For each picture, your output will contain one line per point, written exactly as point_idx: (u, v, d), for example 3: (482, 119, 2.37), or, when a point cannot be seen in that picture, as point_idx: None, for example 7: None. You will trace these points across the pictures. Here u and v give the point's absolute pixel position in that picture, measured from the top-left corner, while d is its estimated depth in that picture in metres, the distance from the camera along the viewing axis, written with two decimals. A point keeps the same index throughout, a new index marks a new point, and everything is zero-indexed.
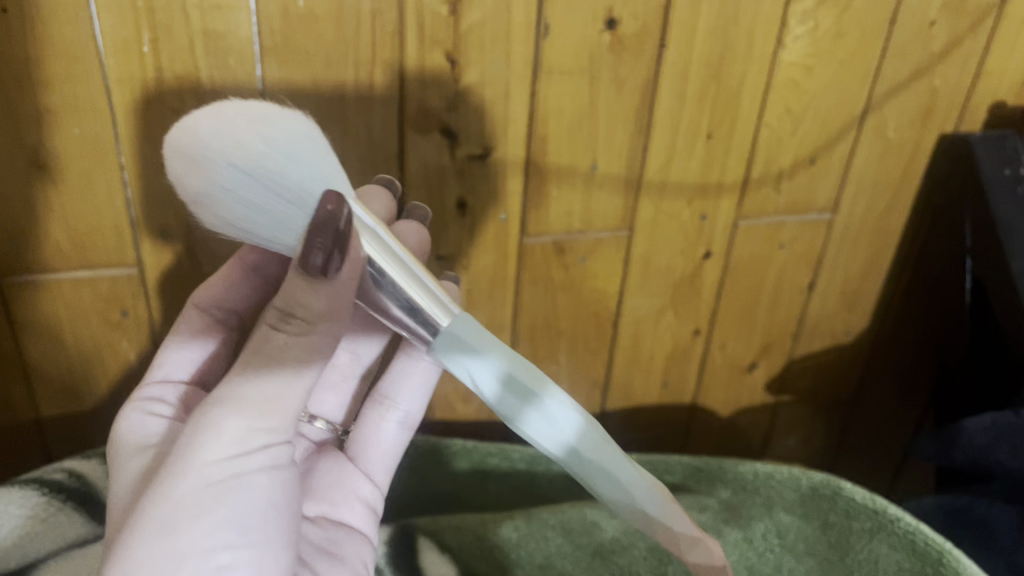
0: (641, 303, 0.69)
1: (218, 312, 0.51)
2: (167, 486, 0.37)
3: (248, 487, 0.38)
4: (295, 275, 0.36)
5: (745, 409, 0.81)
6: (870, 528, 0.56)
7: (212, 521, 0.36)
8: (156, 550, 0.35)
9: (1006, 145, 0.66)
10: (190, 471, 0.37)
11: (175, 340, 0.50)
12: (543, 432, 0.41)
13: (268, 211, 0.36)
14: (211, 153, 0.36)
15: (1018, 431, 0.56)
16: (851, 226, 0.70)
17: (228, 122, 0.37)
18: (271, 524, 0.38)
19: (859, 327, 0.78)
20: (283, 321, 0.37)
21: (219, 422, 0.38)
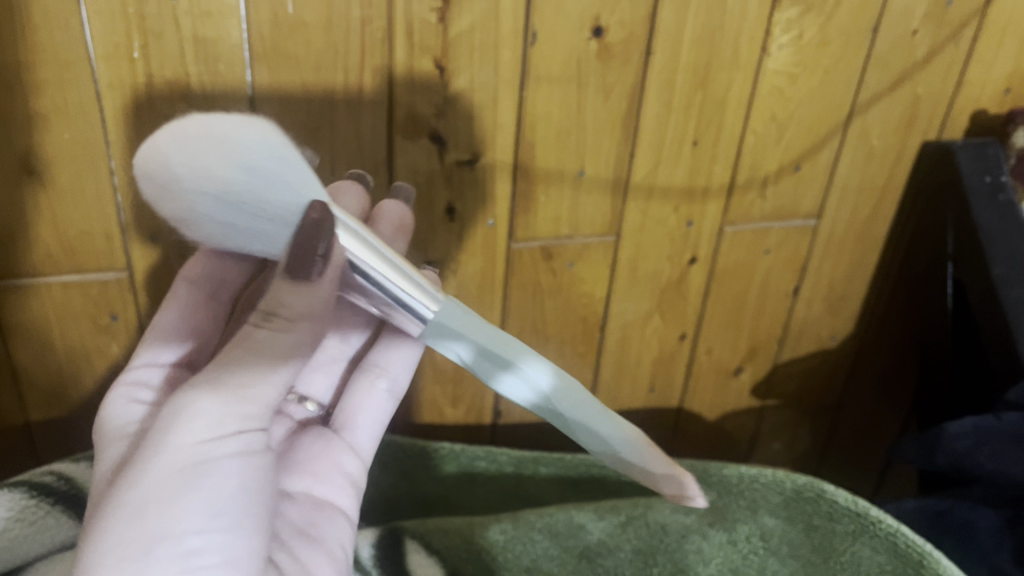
0: (628, 307, 0.70)
1: (209, 283, 0.51)
2: (143, 465, 0.37)
3: (220, 469, 0.38)
4: (282, 279, 0.38)
5: (732, 413, 0.82)
6: (853, 530, 0.57)
7: (189, 500, 0.37)
8: (127, 532, 0.35)
9: (988, 152, 0.67)
10: (164, 453, 0.37)
11: (162, 318, 0.50)
12: (519, 392, 0.43)
13: (256, 231, 0.38)
14: (181, 183, 0.37)
15: (997, 435, 0.56)
16: (835, 232, 0.71)
17: (188, 146, 0.36)
18: (242, 509, 0.39)
19: (844, 332, 0.79)
20: (265, 320, 0.39)
21: (195, 403, 0.38)
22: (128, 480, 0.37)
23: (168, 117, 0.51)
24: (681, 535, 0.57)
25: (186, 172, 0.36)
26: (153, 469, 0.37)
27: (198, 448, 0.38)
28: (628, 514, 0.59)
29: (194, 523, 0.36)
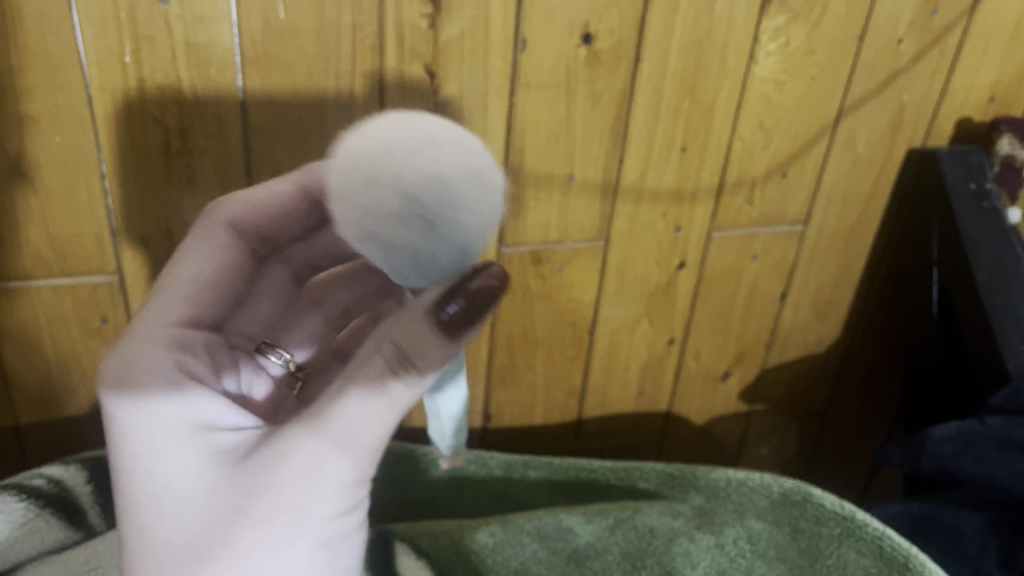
0: (617, 312, 0.70)
1: (246, 231, 0.48)
2: (283, 541, 0.36)
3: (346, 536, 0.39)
4: (426, 325, 0.38)
5: (720, 418, 0.82)
6: (839, 533, 0.57)
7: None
8: None
9: (971, 160, 0.68)
10: (306, 527, 0.36)
11: (191, 263, 0.45)
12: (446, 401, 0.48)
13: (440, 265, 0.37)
14: (410, 202, 0.34)
15: (982, 439, 0.57)
16: (822, 238, 0.72)
17: (420, 161, 0.34)
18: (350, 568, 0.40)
19: (831, 337, 0.80)
20: (401, 363, 0.37)
21: (335, 471, 0.37)
22: (259, 549, 0.36)
23: (159, 121, 0.52)
24: (668, 538, 0.58)
25: (433, 197, 0.34)
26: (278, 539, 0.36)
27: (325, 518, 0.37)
28: (616, 517, 0.60)
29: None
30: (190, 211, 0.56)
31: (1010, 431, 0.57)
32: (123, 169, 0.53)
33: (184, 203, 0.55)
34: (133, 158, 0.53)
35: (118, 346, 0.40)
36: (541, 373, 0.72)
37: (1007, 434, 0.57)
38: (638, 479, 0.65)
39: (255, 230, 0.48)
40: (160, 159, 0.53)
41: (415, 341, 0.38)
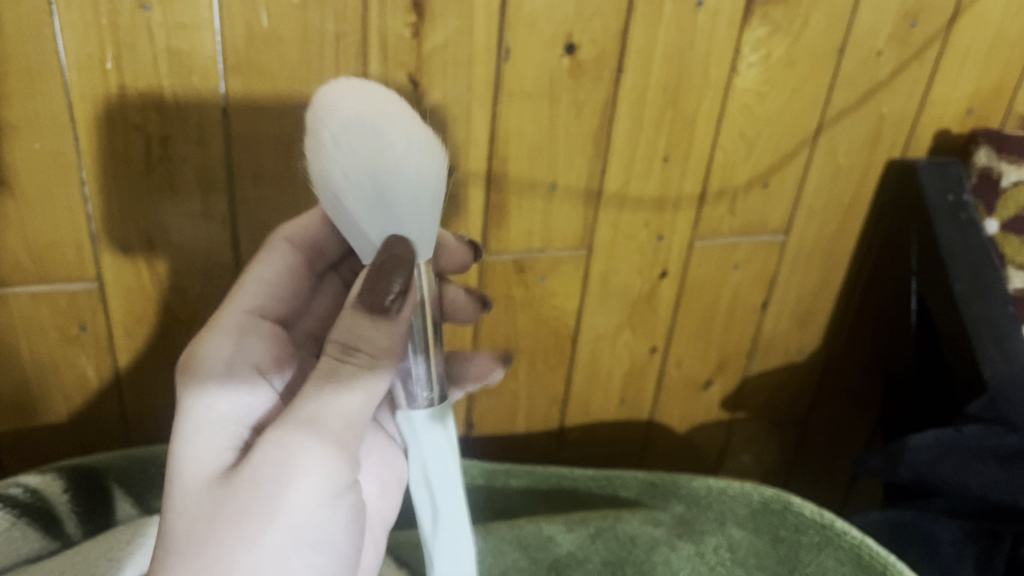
0: (599, 320, 0.71)
1: (307, 248, 0.52)
2: (256, 531, 0.37)
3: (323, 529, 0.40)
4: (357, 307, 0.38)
5: (701, 426, 0.83)
6: (818, 542, 0.57)
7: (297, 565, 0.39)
8: None
9: (950, 171, 0.69)
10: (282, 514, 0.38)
11: (259, 272, 0.50)
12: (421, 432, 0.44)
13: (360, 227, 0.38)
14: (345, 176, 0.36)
15: (958, 448, 0.58)
16: (803, 247, 0.73)
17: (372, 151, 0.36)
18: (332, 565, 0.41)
19: (811, 346, 0.80)
20: (349, 354, 0.38)
21: (310, 462, 0.38)
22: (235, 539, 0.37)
23: (140, 127, 0.51)
24: (649, 547, 0.59)
25: (371, 189, 0.36)
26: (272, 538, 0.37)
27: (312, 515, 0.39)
28: (597, 526, 0.60)
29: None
30: (171, 218, 0.55)
31: (986, 440, 0.57)
32: (103, 175, 0.53)
33: (165, 211, 0.55)
34: (114, 164, 0.52)
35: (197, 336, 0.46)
36: (524, 381, 0.72)
37: (984, 443, 0.57)
38: (620, 487, 0.65)
39: (310, 245, 0.52)
40: (141, 166, 0.53)
41: (354, 330, 0.38)
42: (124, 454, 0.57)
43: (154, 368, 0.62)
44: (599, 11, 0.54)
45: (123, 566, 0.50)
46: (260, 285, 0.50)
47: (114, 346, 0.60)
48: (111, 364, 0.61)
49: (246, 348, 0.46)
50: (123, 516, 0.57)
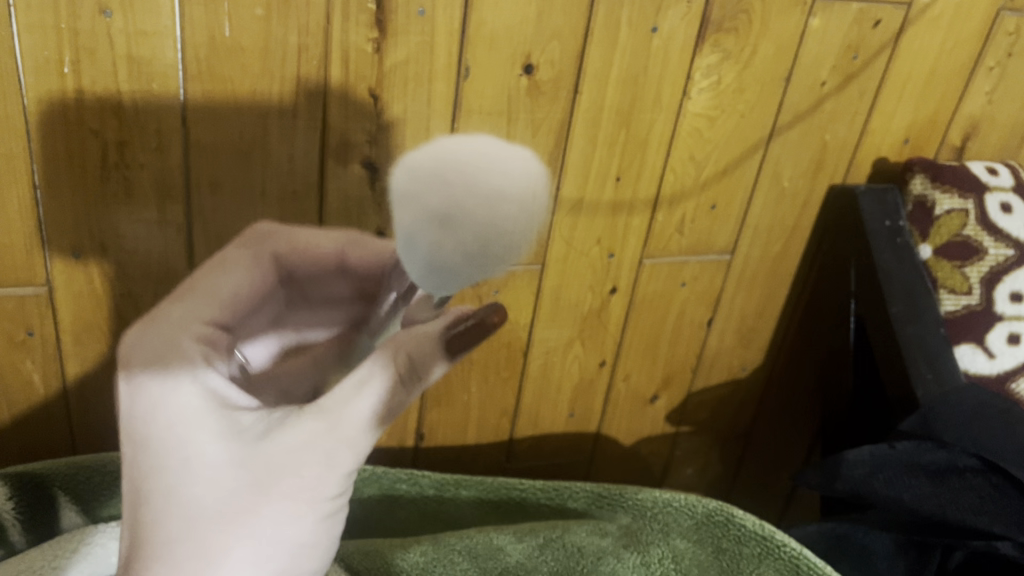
0: (550, 334, 0.72)
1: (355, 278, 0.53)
2: (300, 519, 0.39)
3: (333, 507, 0.41)
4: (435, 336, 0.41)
5: (646, 440, 0.84)
6: (758, 553, 0.58)
7: (305, 537, 0.40)
8: (292, 534, 0.39)
9: (887, 199, 0.72)
10: (323, 489, 0.39)
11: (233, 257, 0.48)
12: None
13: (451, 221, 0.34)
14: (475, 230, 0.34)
15: (891, 461, 0.61)
16: (747, 266, 0.75)
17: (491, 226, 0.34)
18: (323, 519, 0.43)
19: (754, 364, 0.83)
20: (410, 379, 0.40)
21: (345, 468, 0.40)
22: (278, 498, 0.38)
23: (97, 133, 0.51)
24: (596, 557, 0.58)
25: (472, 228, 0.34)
26: (273, 548, 0.39)
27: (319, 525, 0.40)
28: (546, 536, 0.59)
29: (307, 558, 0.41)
30: (126, 225, 0.55)
31: (919, 455, 0.60)
32: (56, 179, 0.52)
33: (119, 216, 0.55)
34: (67, 168, 0.52)
35: (162, 318, 0.42)
36: (474, 393, 0.73)
37: (916, 458, 0.60)
38: (568, 498, 0.65)
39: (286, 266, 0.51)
40: (96, 170, 0.53)
41: (427, 360, 0.41)
42: (69, 461, 0.55)
43: (105, 376, 0.61)
44: (557, 33, 0.56)
45: (64, 570, 0.50)
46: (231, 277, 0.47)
47: (62, 352, 0.59)
48: (60, 371, 0.60)
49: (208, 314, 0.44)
50: (68, 524, 0.56)
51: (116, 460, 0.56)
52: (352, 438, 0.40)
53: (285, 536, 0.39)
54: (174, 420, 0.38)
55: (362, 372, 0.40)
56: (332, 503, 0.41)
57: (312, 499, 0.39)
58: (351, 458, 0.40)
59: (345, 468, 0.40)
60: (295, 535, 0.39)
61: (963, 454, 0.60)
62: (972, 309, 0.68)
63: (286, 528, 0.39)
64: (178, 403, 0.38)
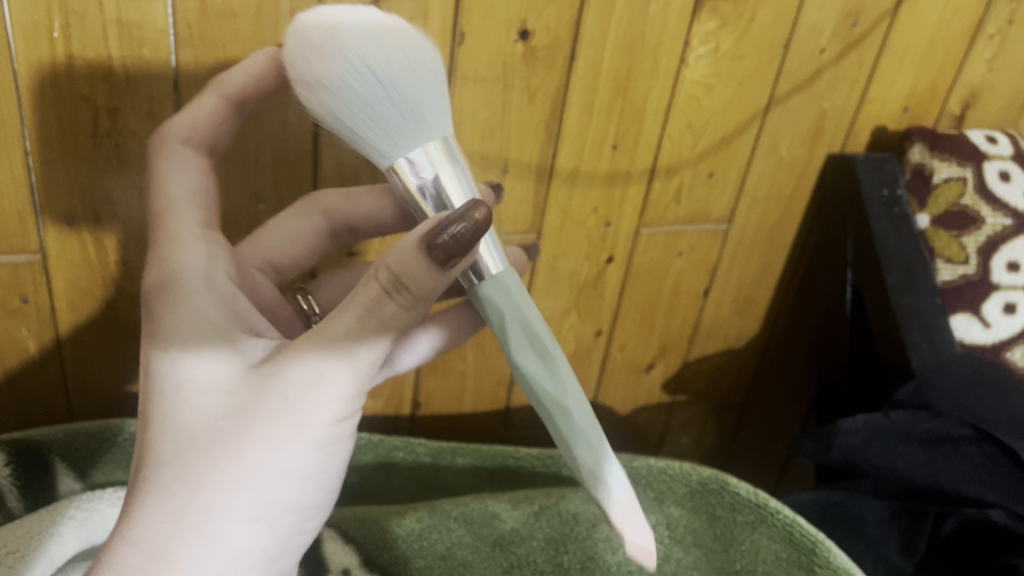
0: (546, 303, 0.72)
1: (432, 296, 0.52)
2: (277, 437, 0.36)
3: (318, 433, 0.37)
4: (415, 245, 0.36)
5: (643, 408, 0.84)
6: (752, 520, 0.58)
7: (285, 460, 0.37)
8: (267, 455, 0.36)
9: (885, 167, 0.71)
10: (300, 404, 0.36)
11: (178, 143, 0.46)
12: (540, 376, 0.40)
13: (359, 92, 0.37)
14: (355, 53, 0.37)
15: (887, 431, 0.61)
16: (744, 235, 0.74)
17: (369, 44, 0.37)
18: (332, 464, 0.39)
19: (750, 333, 0.82)
20: (396, 289, 0.37)
21: (330, 382, 0.37)
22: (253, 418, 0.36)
23: (88, 99, 0.51)
24: (591, 524, 0.57)
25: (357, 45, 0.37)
26: (249, 465, 0.36)
27: (311, 454, 0.37)
28: (541, 503, 0.58)
29: (297, 493, 0.38)
30: (118, 192, 0.55)
31: (912, 424, 0.60)
32: (47, 146, 0.52)
33: (112, 183, 0.54)
34: (59, 134, 0.51)
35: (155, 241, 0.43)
36: (470, 362, 0.73)
37: (910, 427, 0.60)
38: (563, 466, 0.65)
39: (221, 151, 0.47)
40: (89, 137, 0.52)
41: (410, 272, 0.36)
42: (67, 427, 0.55)
43: (100, 344, 0.61)
44: None
45: (62, 535, 0.50)
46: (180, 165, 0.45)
47: (56, 319, 0.59)
48: (55, 338, 0.60)
49: (188, 213, 0.44)
50: (65, 490, 0.56)
51: (112, 427, 0.57)
52: (338, 357, 0.37)
53: (257, 455, 0.36)
54: (183, 357, 0.38)
55: (351, 299, 0.37)
56: (317, 428, 0.37)
57: (288, 415, 0.36)
58: (339, 374, 0.37)
59: (329, 387, 0.37)
60: (273, 457, 0.36)
61: (956, 423, 0.60)
62: (969, 279, 0.68)
63: (259, 444, 0.36)
64: (182, 336, 0.39)
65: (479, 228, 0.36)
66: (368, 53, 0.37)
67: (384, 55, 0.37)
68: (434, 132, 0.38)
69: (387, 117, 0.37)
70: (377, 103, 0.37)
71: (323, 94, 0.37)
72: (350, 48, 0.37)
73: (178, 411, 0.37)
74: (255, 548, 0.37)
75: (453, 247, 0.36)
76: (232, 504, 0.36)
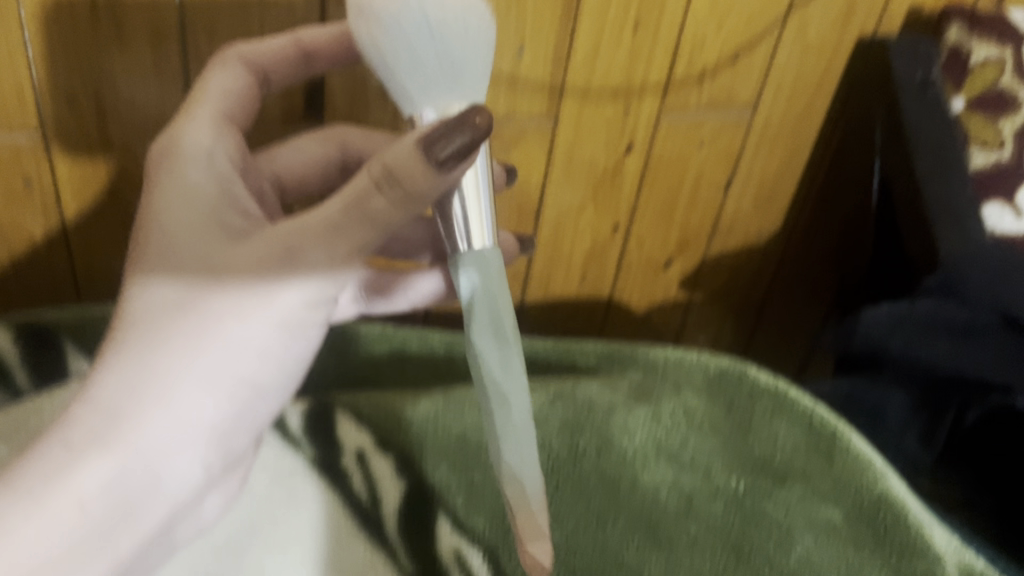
0: (562, 195, 0.70)
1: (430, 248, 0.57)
2: (226, 337, 0.41)
3: (260, 341, 0.42)
4: (413, 146, 0.37)
5: (659, 306, 0.83)
6: (770, 408, 0.57)
7: (224, 357, 0.41)
8: (213, 349, 0.41)
9: (919, 50, 0.67)
10: (255, 309, 0.41)
11: (222, 68, 0.48)
12: (494, 367, 0.42)
13: (409, 43, 0.37)
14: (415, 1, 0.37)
15: (915, 320, 0.58)
16: (768, 126, 0.72)
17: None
18: (266, 378, 0.44)
19: (771, 230, 0.80)
20: (385, 182, 0.38)
21: (281, 297, 0.41)
22: (217, 312, 0.41)
23: None
24: (607, 411, 0.56)
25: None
26: (196, 356, 0.41)
27: (268, 331, 0.42)
28: (556, 391, 0.57)
29: (231, 395, 0.42)
30: (118, 68, 0.52)
31: (939, 313, 0.57)
32: (42, 16, 0.49)
33: (111, 59, 0.52)
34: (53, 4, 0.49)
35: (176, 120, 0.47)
36: None
37: (936, 317, 0.57)
38: (578, 356, 0.64)
39: (264, 74, 0.50)
40: (85, 9, 0.49)
41: (405, 168, 0.37)
42: (75, 311, 0.55)
43: (107, 229, 0.60)
44: None
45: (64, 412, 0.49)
46: (225, 80, 0.48)
47: (61, 203, 0.58)
48: (61, 222, 0.59)
49: (215, 129, 0.47)
50: (77, 369, 0.54)
51: None
52: (303, 276, 0.41)
53: (203, 349, 0.41)
54: (174, 237, 0.43)
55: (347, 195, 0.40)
56: (259, 338, 0.42)
57: (242, 318, 0.41)
58: (294, 295, 0.41)
59: (282, 304, 0.41)
60: (219, 354, 0.41)
61: (988, 312, 0.57)
62: (1002, 164, 0.65)
63: (208, 340, 0.41)
64: (183, 211, 0.44)
65: (477, 134, 0.36)
66: (427, 2, 0.37)
67: (443, 7, 0.37)
68: (468, 91, 0.39)
69: (427, 70, 0.38)
70: (423, 53, 0.37)
71: (376, 33, 0.37)
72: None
73: (149, 289, 0.42)
74: (176, 437, 0.41)
75: (447, 158, 0.36)
76: (173, 388, 0.40)
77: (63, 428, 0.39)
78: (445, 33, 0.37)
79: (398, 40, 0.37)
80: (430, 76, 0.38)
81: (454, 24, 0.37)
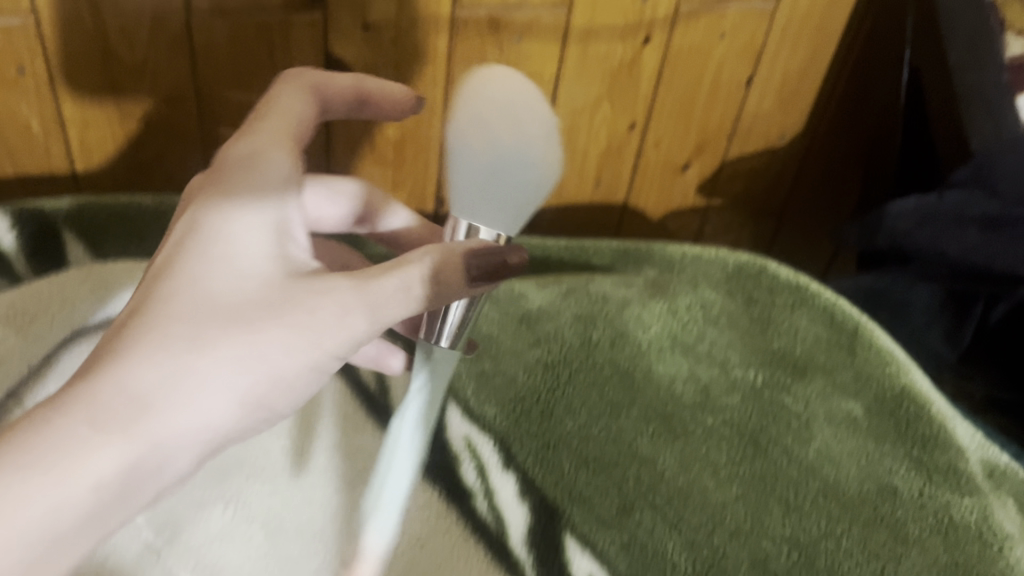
0: (577, 91, 0.67)
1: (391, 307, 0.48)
2: (281, 352, 0.36)
3: (307, 369, 0.37)
4: (462, 250, 0.39)
5: (675, 212, 0.81)
6: (791, 302, 0.55)
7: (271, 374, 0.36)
8: (265, 363, 0.36)
9: None
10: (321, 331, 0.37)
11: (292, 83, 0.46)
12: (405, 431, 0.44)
13: (507, 175, 0.38)
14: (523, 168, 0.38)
15: (939, 214, 0.55)
16: (793, 17, 0.68)
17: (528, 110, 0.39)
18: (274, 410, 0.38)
19: (794, 131, 0.77)
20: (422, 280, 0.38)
21: (348, 319, 0.37)
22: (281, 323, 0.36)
23: None
24: (620, 304, 0.54)
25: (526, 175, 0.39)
26: (245, 367, 0.35)
27: (305, 374, 0.37)
28: (568, 286, 0.55)
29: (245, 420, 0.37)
30: None
31: (966, 207, 0.54)
32: None
33: None
34: None
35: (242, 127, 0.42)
36: None
37: (964, 210, 0.54)
38: (592, 256, 0.62)
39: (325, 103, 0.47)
40: None
41: (442, 269, 0.38)
42: (76, 198, 0.53)
43: (104, 121, 0.59)
44: None
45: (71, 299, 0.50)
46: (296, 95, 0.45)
47: (55, 93, 0.56)
48: (55, 114, 0.57)
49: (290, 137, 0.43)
50: (75, 259, 0.55)
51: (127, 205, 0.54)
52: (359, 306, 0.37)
53: (256, 359, 0.36)
54: (233, 234, 0.37)
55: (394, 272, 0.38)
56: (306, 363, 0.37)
57: (303, 341, 0.36)
58: (353, 322, 0.37)
59: (341, 329, 0.37)
60: (269, 369, 0.36)
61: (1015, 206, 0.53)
62: None
63: (263, 350, 0.36)
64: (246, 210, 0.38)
65: (508, 271, 0.39)
66: (533, 153, 0.38)
67: (533, 169, 0.39)
68: (514, 217, 0.41)
69: (502, 192, 0.39)
70: (507, 188, 0.39)
71: (485, 149, 0.38)
72: (520, 146, 0.38)
73: (205, 283, 0.36)
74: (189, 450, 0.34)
75: (487, 277, 0.39)
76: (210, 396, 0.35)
77: (82, 405, 0.32)
78: (529, 186, 0.39)
79: (492, 174, 0.38)
80: (501, 198, 0.40)
81: (531, 180, 0.39)
